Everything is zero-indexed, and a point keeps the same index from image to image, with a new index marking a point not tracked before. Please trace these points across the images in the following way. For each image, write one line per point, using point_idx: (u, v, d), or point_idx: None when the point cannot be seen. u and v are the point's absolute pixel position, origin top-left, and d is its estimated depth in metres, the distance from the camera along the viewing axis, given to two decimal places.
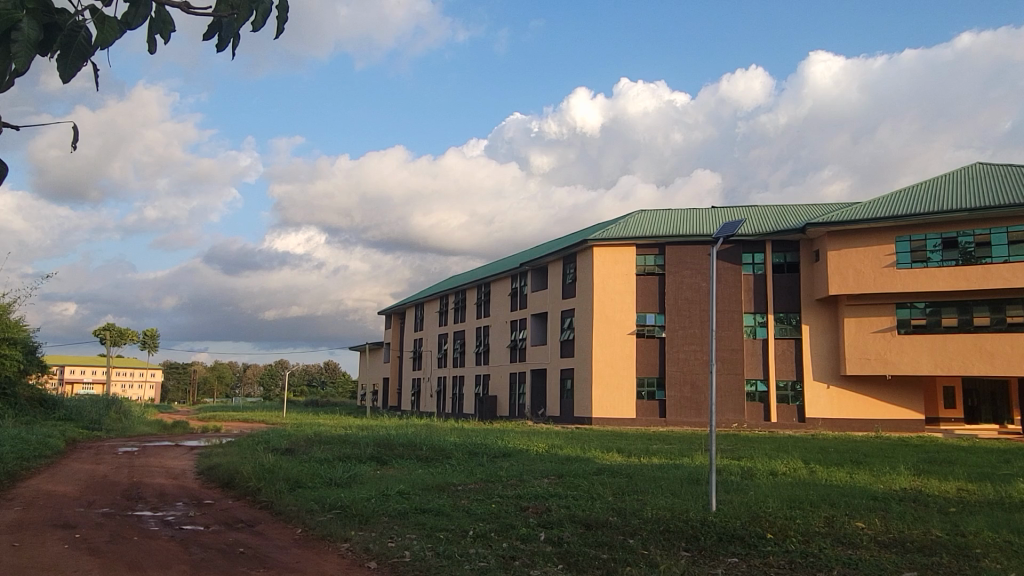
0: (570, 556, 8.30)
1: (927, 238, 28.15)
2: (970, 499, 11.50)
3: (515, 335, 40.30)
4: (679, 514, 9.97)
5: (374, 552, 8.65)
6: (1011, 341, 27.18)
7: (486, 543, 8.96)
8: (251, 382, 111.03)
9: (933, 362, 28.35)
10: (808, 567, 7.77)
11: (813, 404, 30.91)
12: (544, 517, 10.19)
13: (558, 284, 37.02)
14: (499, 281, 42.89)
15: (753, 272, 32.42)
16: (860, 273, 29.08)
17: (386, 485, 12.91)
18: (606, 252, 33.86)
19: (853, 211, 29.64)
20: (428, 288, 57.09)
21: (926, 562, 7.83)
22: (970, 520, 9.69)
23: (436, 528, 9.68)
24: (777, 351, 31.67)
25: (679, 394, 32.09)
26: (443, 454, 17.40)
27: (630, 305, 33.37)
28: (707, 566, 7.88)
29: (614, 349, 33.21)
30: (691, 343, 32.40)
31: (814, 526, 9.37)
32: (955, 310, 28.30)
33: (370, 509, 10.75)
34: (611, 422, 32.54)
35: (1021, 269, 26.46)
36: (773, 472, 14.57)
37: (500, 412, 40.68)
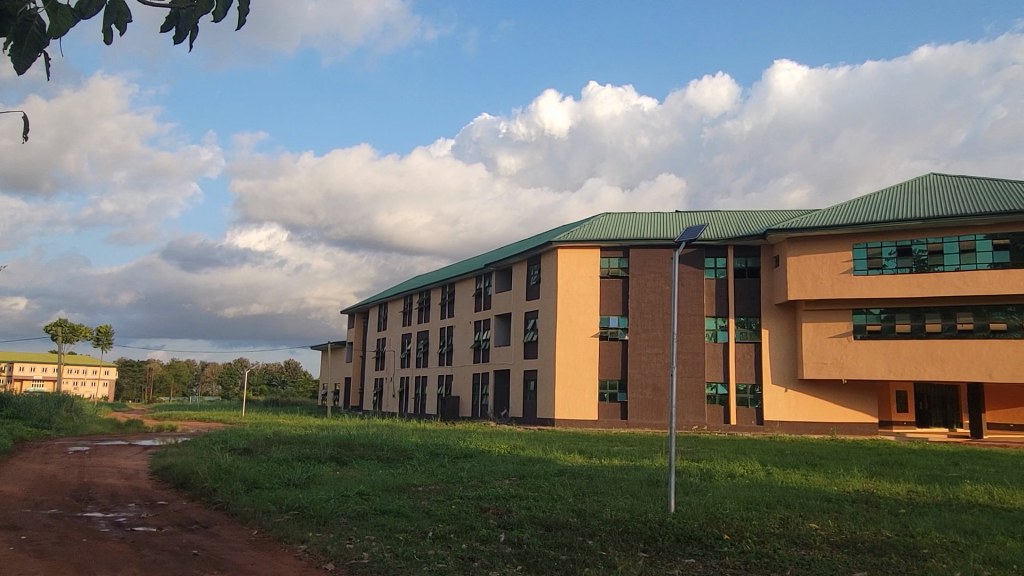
0: (529, 557, 8.30)
1: (882, 246, 28.91)
2: (919, 501, 11.81)
3: (479, 335, 40.23)
4: (638, 515, 10.05)
5: (333, 554, 8.54)
6: (962, 347, 27.98)
7: (446, 543, 8.95)
8: (209, 381, 108.94)
9: (887, 367, 29.03)
10: (763, 567, 7.90)
11: (771, 407, 31.47)
12: (504, 518, 10.21)
13: (522, 285, 37.06)
14: (463, 282, 42.77)
15: (714, 276, 32.92)
16: (818, 279, 29.71)
17: (345, 486, 12.78)
18: (570, 254, 34.01)
19: (812, 218, 30.27)
20: (392, 288, 56.60)
21: (876, 561, 8.03)
22: (918, 521, 9.95)
23: (396, 529, 9.60)
24: (737, 355, 32.16)
25: (640, 396, 32.38)
26: (405, 454, 17.32)
27: (594, 307, 33.58)
28: (665, 567, 7.97)
29: (578, 350, 33.37)
30: (653, 346, 32.72)
31: (770, 527, 9.53)
32: (908, 317, 29.05)
33: (328, 510, 10.61)
34: (573, 423, 32.71)
35: (971, 277, 27.28)
36: (731, 474, 14.84)
37: (463, 413, 40.57)
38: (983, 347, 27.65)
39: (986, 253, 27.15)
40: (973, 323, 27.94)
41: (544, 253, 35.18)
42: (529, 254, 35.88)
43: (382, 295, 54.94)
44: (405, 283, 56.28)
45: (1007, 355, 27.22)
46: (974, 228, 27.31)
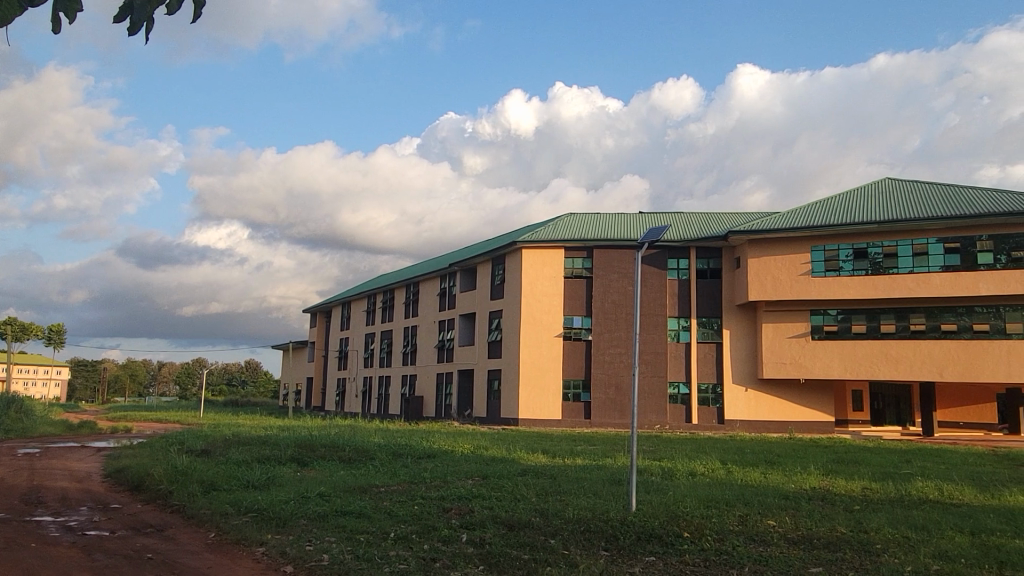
0: (491, 557, 8.28)
1: (839, 248, 29.54)
2: (872, 497, 12.08)
3: (443, 335, 40.10)
4: (600, 514, 10.10)
5: (291, 556, 8.41)
6: (914, 348, 28.71)
7: (408, 544, 8.88)
8: (166, 381, 106.73)
9: (843, 367, 29.66)
10: (721, 564, 8.01)
11: (731, 406, 31.95)
12: (466, 519, 10.16)
13: (486, 285, 37.04)
14: (428, 281, 42.58)
15: (677, 277, 33.30)
16: (777, 280, 30.28)
17: (305, 486, 12.61)
18: (535, 254, 34.10)
19: (772, 220, 30.83)
20: (355, 286, 56.06)
21: (830, 557, 8.20)
22: (871, 517, 10.19)
23: (357, 531, 9.51)
24: (699, 355, 32.58)
25: (604, 395, 32.59)
26: (367, 454, 17.18)
27: (558, 307, 33.70)
28: (626, 565, 8.04)
29: (542, 350, 33.46)
30: (616, 346, 32.95)
31: (729, 524, 9.66)
32: (864, 318, 29.71)
33: (288, 512, 10.45)
34: (537, 423, 32.79)
35: (924, 279, 28.03)
36: (692, 473, 15.00)
37: (427, 413, 40.40)
38: (935, 347, 28.42)
39: (938, 255, 27.94)
40: (926, 323, 28.67)
41: (508, 252, 35.21)
42: (494, 254, 35.88)
43: (345, 294, 54.44)
44: (369, 282, 55.81)
45: (958, 355, 28.00)
46: (927, 231, 28.09)
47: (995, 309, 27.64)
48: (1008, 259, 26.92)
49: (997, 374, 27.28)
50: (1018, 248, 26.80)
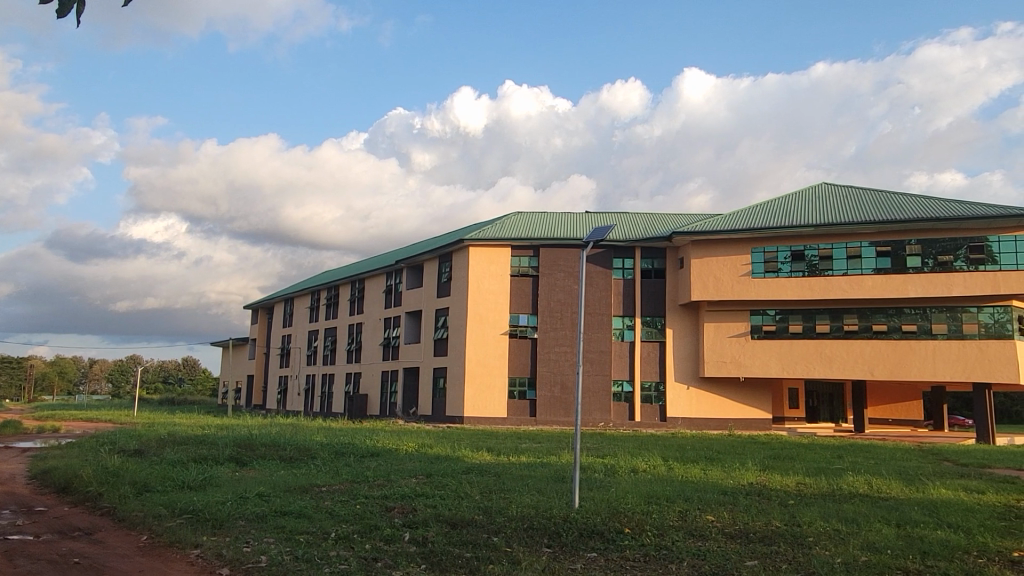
0: (433, 556, 8.23)
1: (778, 250, 30.39)
2: (806, 492, 12.47)
3: (389, 333, 39.72)
4: (543, 511, 10.16)
5: (228, 558, 8.20)
6: (847, 347, 29.71)
7: (349, 544, 8.76)
8: (98, 379, 102.88)
9: (780, 366, 30.50)
10: (661, 559, 8.14)
11: (673, 404, 32.55)
12: (409, 518, 10.07)
13: (433, 282, 36.84)
14: (373, 278, 42.13)
15: (622, 276, 33.76)
16: (719, 280, 30.99)
17: (243, 487, 12.30)
18: (481, 252, 34.08)
19: (714, 222, 31.51)
20: (299, 283, 55.07)
21: (766, 550, 8.42)
22: (806, 511, 10.52)
23: (296, 531, 9.35)
24: (642, 353, 33.08)
25: (548, 393, 32.80)
26: (309, 453, 16.85)
27: (504, 305, 33.76)
28: (568, 561, 8.10)
29: (488, 349, 33.48)
30: (562, 344, 33.18)
31: (668, 520, 9.84)
32: (800, 318, 30.60)
33: (224, 513, 10.20)
34: (482, 421, 32.79)
35: (857, 281, 29.07)
36: (634, 469, 15.22)
37: (371, 411, 39.96)
38: (866, 347, 29.46)
39: (871, 258, 28.99)
40: (858, 324, 29.70)
41: (455, 250, 35.11)
42: (440, 251, 35.72)
43: (288, 291, 53.41)
44: (312, 279, 54.88)
45: (888, 355, 29.08)
46: (860, 235, 29.14)
47: (922, 310, 28.78)
48: (935, 262, 28.08)
49: (923, 372, 28.42)
50: (944, 253, 28.01)
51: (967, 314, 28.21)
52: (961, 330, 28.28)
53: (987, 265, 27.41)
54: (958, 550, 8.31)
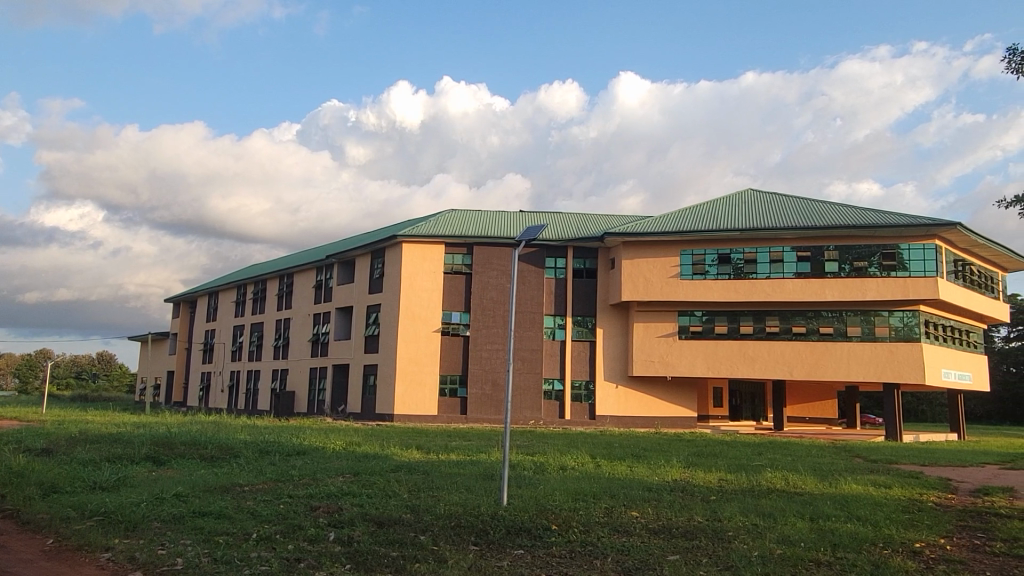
0: (359, 555, 8.10)
1: (705, 253, 31.24)
2: (727, 488, 12.85)
3: (318, 329, 38.96)
4: (471, 509, 10.16)
5: (141, 561, 7.86)
6: (769, 347, 30.72)
7: (271, 545, 8.53)
8: (4, 374, 97.37)
9: (705, 365, 31.34)
10: (586, 555, 8.26)
11: (602, 402, 33.07)
12: (334, 517, 9.89)
13: (365, 278, 36.30)
14: (302, 272, 41.23)
15: (554, 276, 34.11)
16: (649, 281, 31.67)
17: (159, 487, 11.84)
18: (415, 248, 33.80)
19: (644, 224, 32.14)
20: (223, 276, 53.42)
21: (686, 545, 8.65)
22: (726, 506, 10.82)
23: (215, 532, 9.04)
24: (573, 352, 33.50)
25: (480, 391, 32.81)
26: (231, 452, 16.31)
27: (436, 303, 33.58)
28: (494, 559, 8.09)
29: (419, 346, 33.23)
30: (493, 342, 33.23)
31: (595, 516, 9.97)
32: (726, 319, 31.50)
33: (138, 515, 9.75)
34: (412, 419, 32.57)
35: (779, 284, 30.15)
36: (563, 467, 15.41)
37: (298, 409, 39.10)
38: (786, 347, 30.57)
39: (792, 263, 30.12)
40: (779, 325, 30.77)
41: (388, 246, 34.70)
42: (373, 247, 35.23)
43: (212, 284, 51.68)
44: (238, 272, 53.27)
45: (806, 355, 30.25)
46: (783, 241, 30.22)
47: (839, 313, 30.07)
48: (851, 268, 29.41)
49: (839, 373, 29.68)
50: (859, 259, 29.36)
51: (879, 317, 29.63)
52: (873, 333, 29.68)
53: (898, 271, 28.87)
54: (865, 542, 8.73)
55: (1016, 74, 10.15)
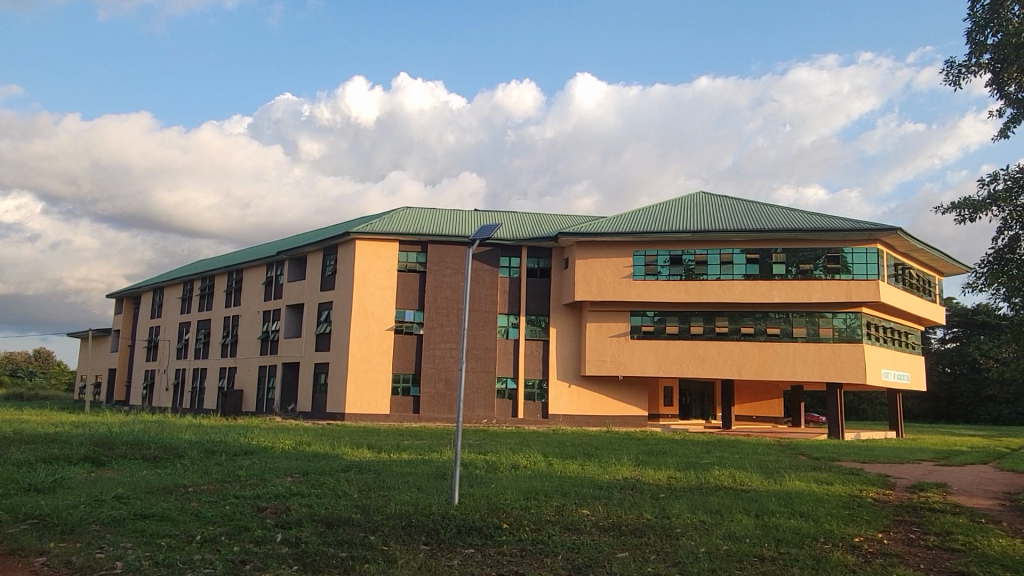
0: (307, 556, 7.99)
1: (658, 254, 31.68)
2: (676, 486, 13.07)
3: (267, 327, 38.26)
4: (422, 508, 10.09)
5: (78, 566, 7.61)
6: (719, 347, 31.29)
7: (215, 548, 8.34)
8: None
9: (656, 365, 31.76)
10: (536, 554, 8.28)
11: (555, 401, 33.25)
12: (282, 518, 9.73)
13: (316, 275, 35.77)
14: (252, 269, 40.42)
15: (508, 275, 34.18)
16: (602, 281, 31.97)
17: (98, 489, 11.49)
18: (368, 246, 33.45)
19: (598, 224, 32.42)
20: (169, 272, 52.02)
21: (635, 542, 8.76)
22: (673, 504, 10.99)
23: (157, 534, 8.80)
24: (526, 351, 33.63)
25: (433, 390, 32.64)
26: (175, 453, 15.89)
27: (389, 301, 33.30)
28: (444, 558, 8.04)
29: (372, 344, 32.90)
30: (447, 341, 33.10)
31: (546, 514, 10.04)
32: (677, 319, 31.99)
33: (75, 517, 9.43)
34: (364, 418, 32.22)
35: (729, 285, 30.74)
36: (515, 465, 15.44)
37: (246, 408, 38.33)
38: (735, 347, 31.18)
39: (741, 265, 30.75)
40: (728, 326, 31.38)
41: (340, 243, 34.29)
42: (326, 244, 34.73)
43: (157, 279, 50.26)
44: (185, 268, 51.93)
45: (754, 355, 30.91)
46: (733, 243, 30.83)
47: (785, 315, 30.80)
48: (797, 270, 30.16)
49: (784, 372, 30.42)
50: (805, 262, 30.13)
51: (824, 319, 30.47)
52: (818, 333, 30.48)
53: (841, 274, 29.73)
54: (808, 537, 8.96)
55: (954, 85, 10.52)
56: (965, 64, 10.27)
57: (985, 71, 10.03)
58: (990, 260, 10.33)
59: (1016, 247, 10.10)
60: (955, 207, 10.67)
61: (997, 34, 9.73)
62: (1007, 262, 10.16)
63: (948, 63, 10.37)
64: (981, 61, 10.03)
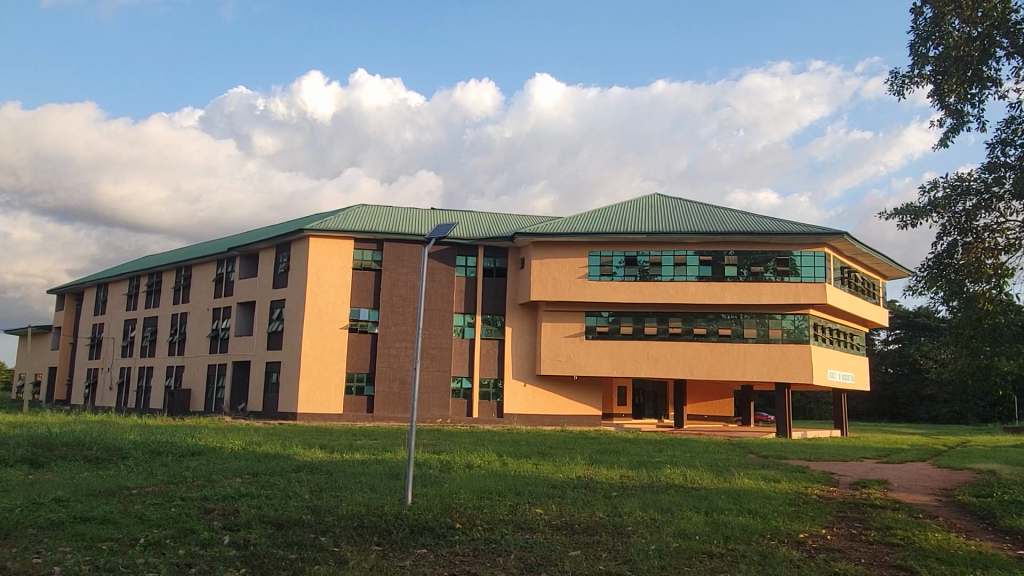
0: (255, 559, 7.84)
1: (613, 255, 31.99)
2: (628, 484, 13.24)
3: (217, 324, 37.43)
4: (375, 509, 10.00)
5: (12, 570, 7.31)
6: (672, 347, 31.74)
7: (159, 551, 8.12)
8: None
9: (610, 365, 32.07)
10: (489, 552, 8.29)
11: (510, 400, 33.31)
12: (230, 519, 9.53)
13: (269, 272, 35.13)
14: (202, 265, 39.50)
15: (464, 274, 34.10)
16: (558, 282, 32.15)
17: (37, 491, 11.06)
18: (323, 243, 33.00)
19: (555, 225, 32.57)
20: (113, 267, 50.48)
21: (588, 540, 8.83)
22: (626, 502, 11.12)
23: (98, 538, 8.53)
24: (482, 350, 33.63)
25: (387, 389, 32.39)
26: (119, 454, 15.46)
27: (344, 299, 32.91)
28: (396, 559, 7.98)
29: (325, 342, 32.47)
30: (402, 340, 32.85)
31: (499, 514, 10.04)
32: (631, 320, 32.34)
33: (10, 521, 9.06)
34: (316, 417, 31.78)
35: (683, 287, 31.19)
36: (469, 465, 15.41)
37: (194, 407, 37.42)
38: (688, 347, 31.66)
39: (694, 266, 31.25)
40: (681, 326, 31.86)
41: (293, 240, 33.75)
42: (279, 240, 34.13)
43: (101, 275, 48.71)
44: (131, 263, 50.46)
45: (705, 356, 31.43)
46: (686, 245, 31.31)
47: (736, 315, 31.40)
48: (748, 273, 30.78)
49: (734, 372, 31.04)
50: (755, 264, 30.77)
51: (773, 320, 31.17)
52: (767, 334, 31.16)
53: (791, 276, 30.45)
54: (755, 534, 9.15)
55: (898, 94, 10.88)
56: (909, 75, 10.62)
57: (926, 83, 10.39)
58: (929, 264, 10.70)
59: (954, 252, 10.50)
60: (898, 213, 11.04)
61: (938, 47, 10.09)
62: (946, 266, 10.54)
63: (892, 73, 10.71)
64: (923, 72, 10.40)
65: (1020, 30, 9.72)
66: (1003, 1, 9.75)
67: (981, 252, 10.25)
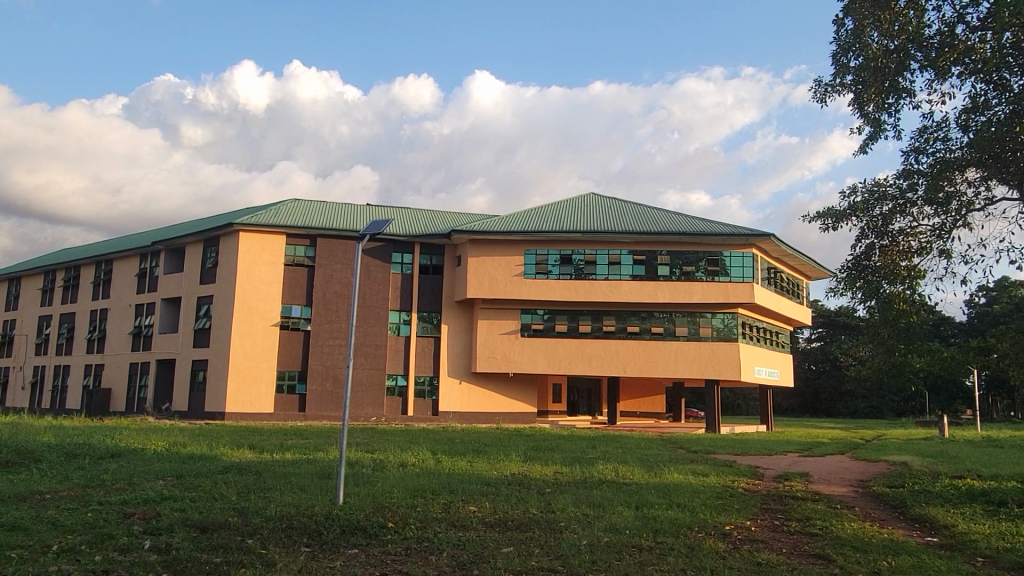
0: (177, 563, 7.58)
1: (549, 254, 32.23)
2: (562, 480, 13.38)
3: (139, 321, 35.99)
4: (304, 510, 9.81)
5: None
6: (606, 345, 32.18)
7: (74, 557, 7.76)
8: None
9: (545, 362, 32.31)
10: (422, 551, 8.24)
11: (445, 398, 33.18)
12: (152, 523, 9.17)
13: (195, 267, 34.02)
14: (124, 259, 37.91)
15: (400, 271, 33.78)
16: (493, 279, 32.20)
17: None
18: (253, 238, 32.13)
19: (491, 223, 32.60)
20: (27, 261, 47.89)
21: (520, 536, 8.86)
22: (560, 498, 11.20)
23: (7, 546, 8.07)
24: (417, 348, 33.39)
25: (320, 387, 31.81)
26: (31, 456, 14.68)
27: (275, 295, 32.14)
28: (326, 559, 7.87)
29: (255, 340, 31.63)
30: (336, 337, 32.30)
31: (432, 512, 9.96)
32: (566, 318, 32.67)
33: None
34: (245, 417, 30.95)
35: (617, 285, 31.66)
36: (404, 463, 15.23)
37: (115, 408, 35.88)
38: (621, 345, 32.16)
39: (628, 265, 31.77)
40: (615, 325, 32.33)
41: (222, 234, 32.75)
42: (206, 234, 33.06)
43: (14, 269, 46.20)
44: (47, 256, 48.03)
45: (638, 353, 31.99)
46: (621, 244, 31.80)
47: (668, 314, 32.09)
48: (680, 272, 31.49)
49: (666, 370, 31.71)
50: (686, 264, 31.51)
51: (703, 318, 31.98)
52: (697, 332, 31.95)
53: (720, 276, 31.31)
54: (683, 527, 9.37)
55: (821, 102, 11.30)
56: (831, 83, 11.04)
57: (847, 91, 10.83)
58: (849, 265, 11.18)
59: (871, 254, 10.99)
60: (820, 216, 11.49)
61: (858, 58, 10.53)
62: (864, 267, 11.03)
63: (817, 81, 11.11)
64: (845, 81, 10.84)
65: (932, 44, 10.24)
66: (916, 15, 10.25)
67: (896, 254, 10.73)
